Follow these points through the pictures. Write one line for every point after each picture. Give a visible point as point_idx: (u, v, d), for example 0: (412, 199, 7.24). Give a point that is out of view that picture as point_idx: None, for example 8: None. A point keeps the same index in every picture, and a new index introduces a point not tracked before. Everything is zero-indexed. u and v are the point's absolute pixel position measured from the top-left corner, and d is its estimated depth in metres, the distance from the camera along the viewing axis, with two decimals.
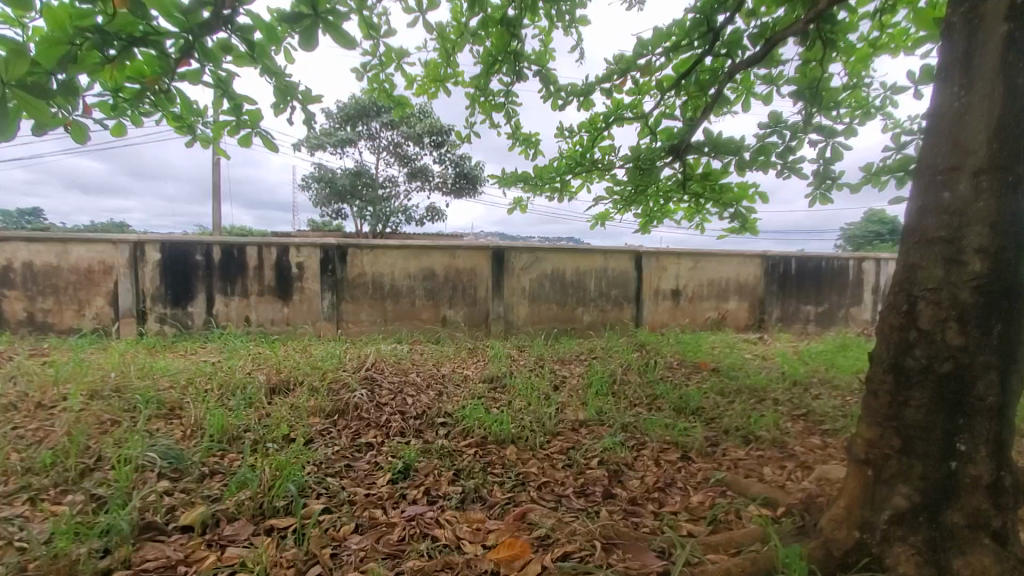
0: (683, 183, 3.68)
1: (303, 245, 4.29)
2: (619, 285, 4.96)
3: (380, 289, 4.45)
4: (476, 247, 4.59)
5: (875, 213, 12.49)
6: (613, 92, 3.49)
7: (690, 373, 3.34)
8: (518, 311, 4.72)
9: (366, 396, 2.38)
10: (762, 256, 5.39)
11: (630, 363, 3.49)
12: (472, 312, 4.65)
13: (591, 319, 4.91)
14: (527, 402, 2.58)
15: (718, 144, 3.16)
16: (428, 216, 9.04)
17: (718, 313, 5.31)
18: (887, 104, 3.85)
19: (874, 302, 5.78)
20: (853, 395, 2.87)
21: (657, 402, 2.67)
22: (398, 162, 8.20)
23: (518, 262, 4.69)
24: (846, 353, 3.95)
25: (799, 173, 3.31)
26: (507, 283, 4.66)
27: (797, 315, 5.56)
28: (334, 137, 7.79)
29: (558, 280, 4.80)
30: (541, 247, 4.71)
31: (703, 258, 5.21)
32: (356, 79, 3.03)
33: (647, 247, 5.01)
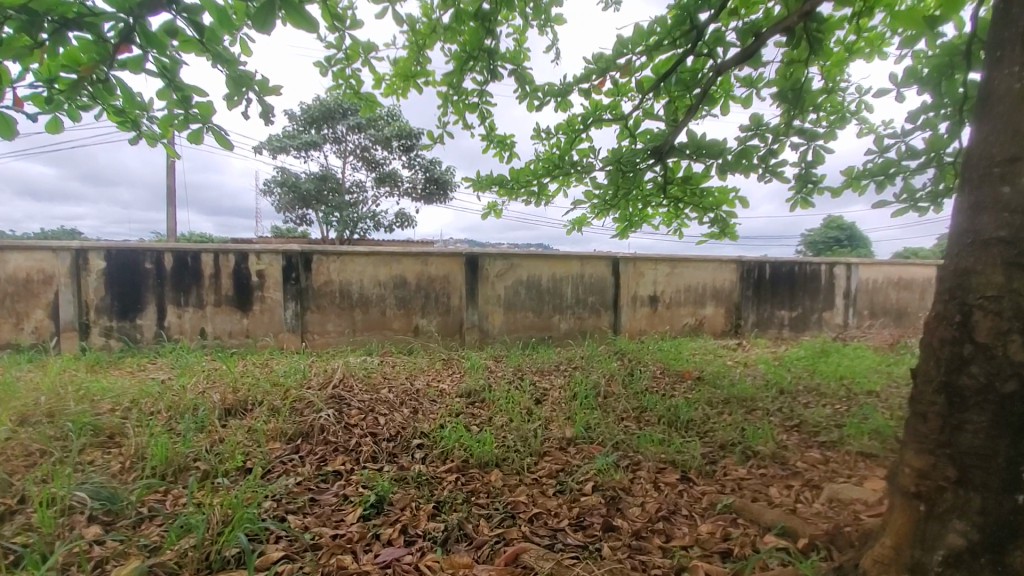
0: (663, 187, 3.59)
1: (263, 252, 4.02)
2: (596, 292, 4.85)
3: (348, 297, 4.21)
4: (449, 253, 4.40)
5: (835, 219, 12.85)
6: (592, 92, 3.33)
7: (675, 382, 3.22)
8: (493, 319, 4.55)
9: (332, 417, 2.17)
10: (738, 261, 5.37)
11: (613, 373, 3.36)
12: (446, 321, 4.45)
13: (569, 327, 4.78)
14: (508, 418, 2.41)
15: (702, 146, 3.00)
16: (398, 222, 8.79)
17: (695, 318, 5.26)
18: (861, 109, 3.85)
19: (846, 307, 5.83)
20: (842, 402, 2.80)
21: (645, 415, 2.53)
22: (365, 167, 7.94)
23: (493, 268, 4.52)
24: (826, 359, 3.91)
25: (780, 176, 3.23)
26: (482, 291, 4.49)
27: (772, 320, 5.56)
28: (299, 139, 7.48)
29: (534, 287, 4.65)
30: (516, 253, 4.55)
31: (679, 263, 5.16)
32: (320, 74, 2.83)
33: (624, 252, 4.91)
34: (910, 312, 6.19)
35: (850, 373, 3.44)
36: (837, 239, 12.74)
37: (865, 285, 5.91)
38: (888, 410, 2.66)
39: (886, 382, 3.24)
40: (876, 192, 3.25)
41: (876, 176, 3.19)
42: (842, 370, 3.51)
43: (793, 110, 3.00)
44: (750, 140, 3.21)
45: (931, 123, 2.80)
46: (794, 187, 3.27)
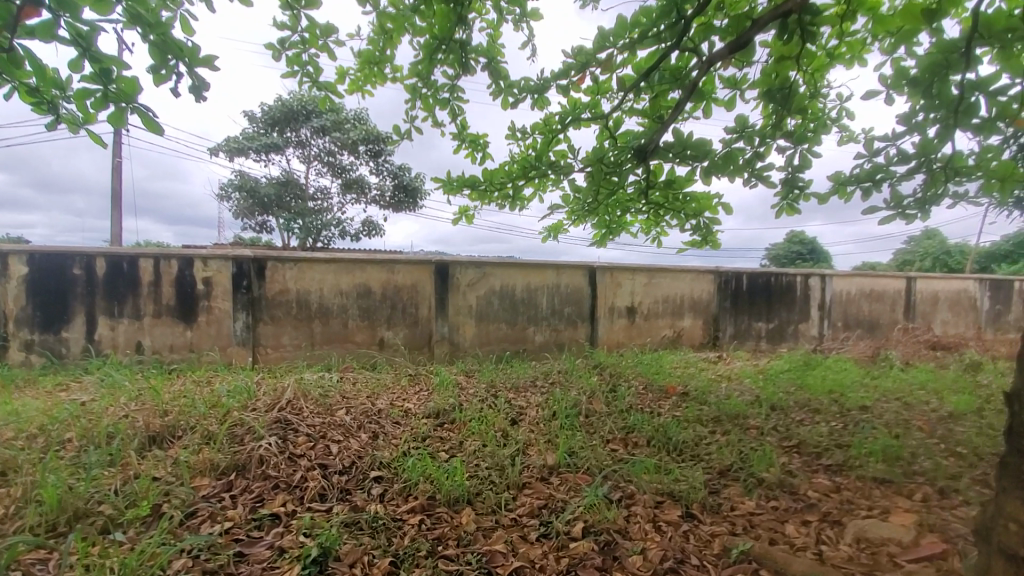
0: (644, 192, 3.41)
1: (211, 257, 3.65)
2: (572, 303, 4.63)
3: (306, 308, 3.87)
4: (417, 261, 4.11)
5: (798, 234, 13.08)
6: (570, 89, 3.11)
7: (660, 399, 3.00)
8: (465, 332, 4.27)
9: (276, 446, 1.85)
10: (716, 272, 5.24)
11: (593, 388, 3.12)
12: (414, 333, 4.15)
13: (544, 339, 4.54)
14: (482, 443, 2.13)
15: (689, 146, 2.75)
16: (364, 231, 8.43)
17: (673, 330, 5.09)
18: (841, 116, 3.76)
19: (821, 318, 5.77)
20: (837, 419, 2.63)
21: (633, 437, 2.29)
22: (331, 172, 7.60)
23: (463, 277, 4.25)
24: (811, 372, 3.77)
25: (766, 181, 3.07)
26: (452, 301, 4.21)
27: (749, 332, 5.44)
28: (258, 141, 7.08)
29: (508, 297, 4.40)
30: (488, 261, 4.30)
31: (656, 273, 4.99)
32: (272, 58, 2.54)
33: (601, 261, 4.72)
34: (882, 324, 6.18)
35: (838, 387, 3.31)
36: (800, 254, 12.95)
37: (839, 297, 5.88)
38: (886, 427, 2.50)
39: (876, 396, 3.11)
40: (863, 199, 3.12)
41: (862, 182, 3.06)
42: (829, 384, 3.37)
43: (782, 112, 2.87)
44: (737, 142, 2.99)
45: (920, 128, 2.66)
46: (780, 192, 3.11)
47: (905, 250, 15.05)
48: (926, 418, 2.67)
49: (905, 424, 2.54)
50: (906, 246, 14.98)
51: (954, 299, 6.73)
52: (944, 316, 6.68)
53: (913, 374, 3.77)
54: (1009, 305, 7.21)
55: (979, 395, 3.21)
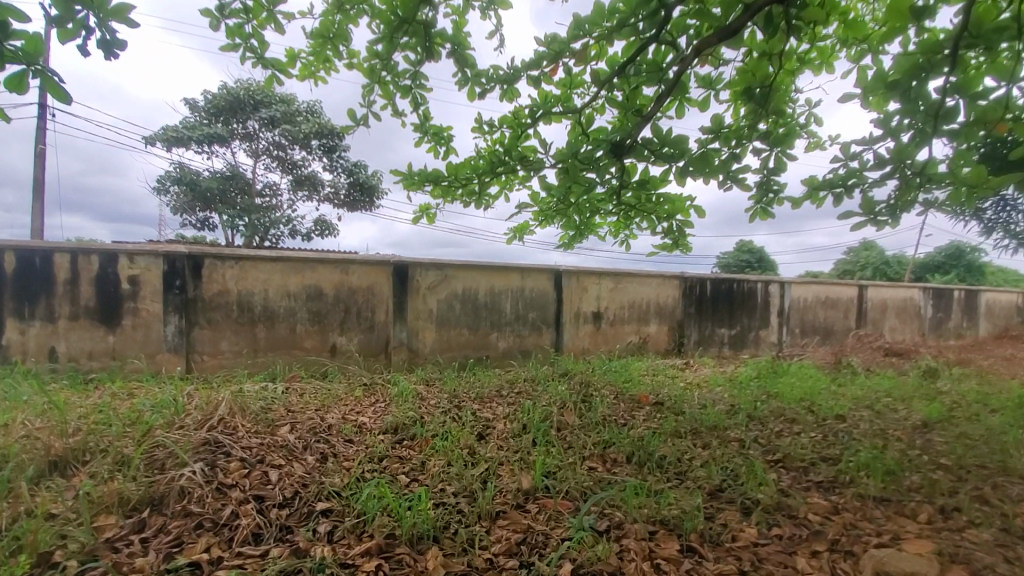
0: (616, 193, 3.25)
1: (139, 253, 3.26)
2: (537, 307, 4.45)
3: (249, 311, 3.52)
4: (373, 262, 3.83)
5: (746, 243, 13.46)
6: (542, 81, 2.91)
7: (632, 409, 2.84)
8: (424, 338, 4.01)
9: (202, 474, 1.56)
10: (681, 277, 5.19)
11: (562, 397, 2.94)
12: (369, 339, 3.85)
13: (508, 346, 4.34)
14: (446, 464, 1.90)
15: (667, 142, 2.57)
16: (317, 231, 8.01)
17: (639, 337, 5.00)
18: (809, 122, 3.74)
19: (780, 325, 5.82)
20: (815, 429, 2.54)
21: (611, 452, 2.11)
22: (281, 167, 7.19)
23: (423, 280, 3.99)
24: (780, 379, 3.72)
25: (741, 183, 2.96)
26: (411, 305, 3.95)
27: (712, 338, 5.41)
28: (200, 131, 6.58)
29: (471, 301, 4.18)
30: (450, 263, 4.06)
31: (623, 278, 4.89)
32: (209, 27, 2.24)
33: (567, 265, 4.56)
34: (836, 331, 6.31)
35: (809, 395, 3.25)
36: (749, 262, 13.32)
37: (797, 304, 5.95)
38: (866, 437, 2.43)
39: (848, 404, 3.06)
40: (835, 205, 3.08)
41: (837, 187, 3.01)
42: (800, 391, 3.31)
43: (761, 111, 2.74)
44: (713, 143, 2.86)
45: (897, 133, 2.63)
46: (754, 196, 3.03)
47: (845, 260, 15.75)
48: (901, 427, 2.62)
49: (884, 434, 2.48)
50: (846, 256, 15.69)
51: (900, 307, 6.97)
52: (891, 322, 6.91)
53: (876, 380, 3.78)
54: (948, 312, 7.56)
55: (943, 401, 3.23)
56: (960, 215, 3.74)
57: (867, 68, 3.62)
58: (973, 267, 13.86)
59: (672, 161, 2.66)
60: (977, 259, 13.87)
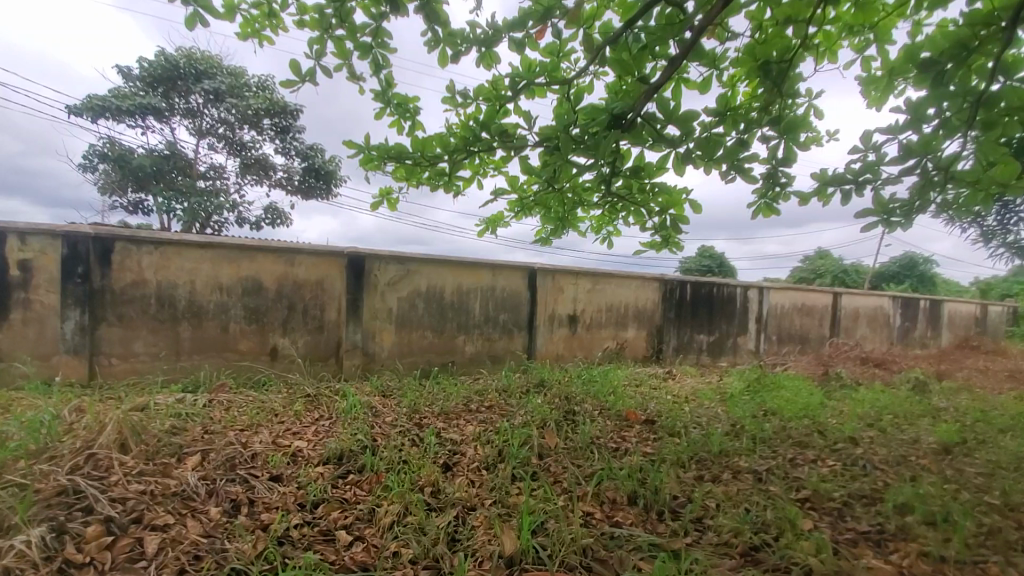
0: (604, 182, 2.87)
1: (31, 233, 2.66)
2: (509, 308, 4.04)
3: (171, 306, 2.98)
4: (324, 252, 3.33)
5: (708, 248, 13.46)
6: (526, 46, 2.50)
7: (623, 429, 2.46)
8: (381, 340, 3.53)
9: (39, 547, 1.12)
10: (660, 280, 4.90)
11: (542, 411, 2.53)
12: (317, 341, 3.35)
13: (475, 350, 3.90)
14: (400, 513, 1.47)
15: (673, 119, 2.20)
16: (268, 219, 7.35)
17: (616, 342, 4.66)
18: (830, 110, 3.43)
19: (758, 332, 5.60)
20: (831, 455, 2.21)
21: (607, 491, 1.72)
22: (227, 148, 6.59)
23: (382, 275, 3.52)
24: (773, 392, 3.43)
25: (747, 175, 2.63)
26: (367, 304, 3.47)
27: (691, 344, 5.13)
28: (133, 102, 5.90)
29: (435, 300, 3.73)
30: (412, 256, 3.60)
31: (600, 279, 4.55)
32: None
33: (542, 263, 4.17)
34: (812, 339, 6.16)
35: (808, 411, 2.95)
36: (710, 267, 13.30)
37: (775, 310, 5.75)
38: (891, 466, 2.11)
39: (853, 423, 2.77)
40: (843, 203, 2.79)
41: (845, 182, 2.71)
42: (799, 407, 3.00)
43: (776, 93, 2.46)
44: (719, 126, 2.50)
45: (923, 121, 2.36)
46: (759, 189, 2.71)
47: (803, 268, 16.01)
48: (922, 451, 2.32)
49: (909, 462, 2.17)
50: (804, 264, 15.94)
51: (871, 315, 6.90)
52: (863, 331, 6.83)
53: (870, 394, 3.53)
54: (914, 321, 7.58)
55: (946, 420, 2.99)
56: (958, 221, 3.53)
57: (870, 60, 3.36)
58: (925, 277, 14.29)
59: (672, 144, 2.29)
60: (929, 269, 14.32)
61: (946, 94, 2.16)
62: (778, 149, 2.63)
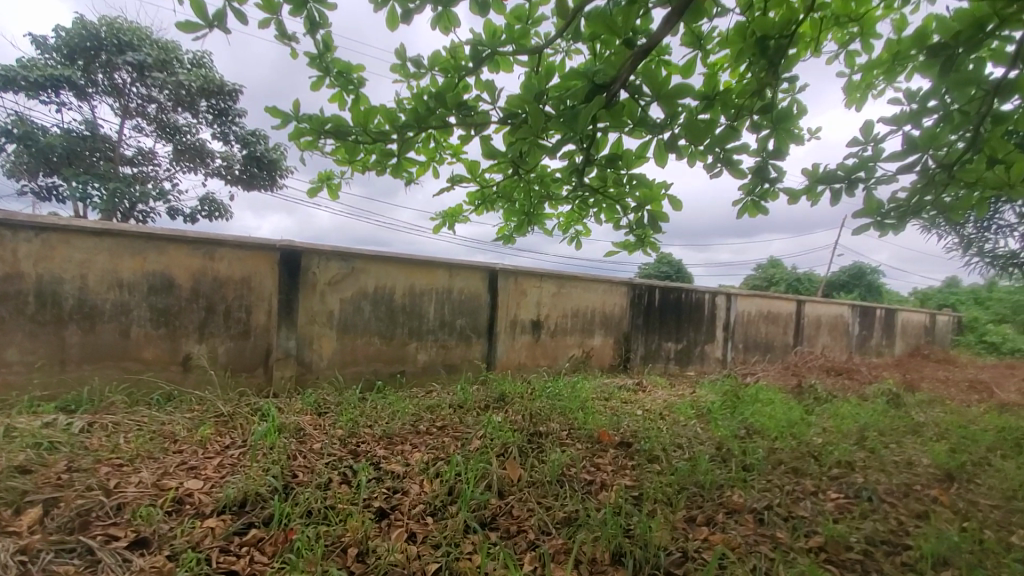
0: (575, 172, 2.53)
1: None
2: (467, 313, 3.67)
3: (57, 306, 2.46)
4: (252, 246, 2.87)
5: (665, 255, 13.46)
6: (490, 8, 2.14)
7: (595, 455, 2.13)
8: (320, 348, 3.09)
9: None
10: (628, 284, 4.63)
11: (503, 433, 2.17)
12: (242, 349, 2.88)
13: (428, 359, 3.50)
14: None
15: (661, 95, 1.84)
16: (204, 211, 6.72)
17: (582, 350, 4.36)
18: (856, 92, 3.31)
19: (725, 339, 5.42)
20: (831, 486, 1.95)
21: (584, 547, 1.39)
22: (157, 130, 5.97)
23: (322, 273, 3.08)
24: (750, 406, 3.18)
25: (735, 168, 2.35)
26: (303, 305, 3.03)
27: (658, 352, 4.88)
28: (43, 73, 5.23)
29: (384, 303, 3.31)
30: (358, 253, 3.18)
31: (566, 282, 4.24)
32: None
33: (504, 263, 3.82)
34: (776, 347, 6.04)
35: (791, 430, 2.70)
36: (667, 273, 13.28)
37: (742, 318, 5.60)
38: (898, 499, 1.86)
39: (840, 444, 2.54)
40: (832, 203, 2.56)
41: (838, 178, 2.46)
42: (781, 425, 2.75)
43: (771, 74, 2.19)
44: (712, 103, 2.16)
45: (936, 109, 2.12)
46: (746, 184, 2.42)
47: (755, 276, 16.29)
48: (925, 478, 2.10)
49: (916, 492, 1.93)
50: (758, 272, 16.22)
51: (831, 324, 6.88)
52: (824, 340, 6.80)
53: (848, 407, 3.34)
54: (871, 330, 7.64)
55: (933, 437, 2.80)
56: (936, 227, 3.40)
57: (854, 55, 3.17)
58: (872, 286, 14.75)
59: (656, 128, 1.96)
60: (876, 278, 14.77)
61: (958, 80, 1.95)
62: (765, 140, 2.34)
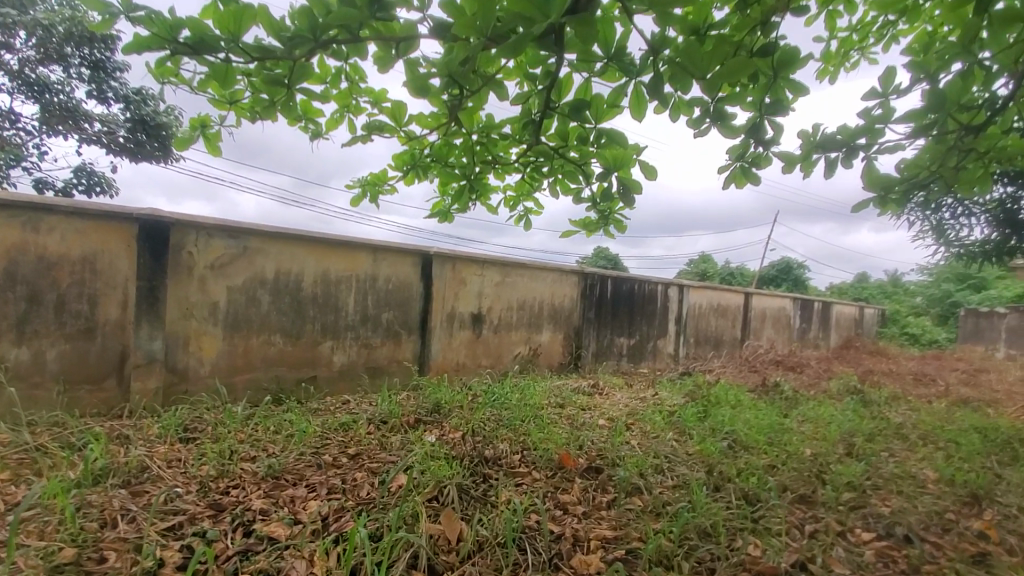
0: (529, 127, 1.99)
1: None
2: (394, 304, 3.06)
3: None
4: (97, 215, 2.13)
5: (605, 249, 13.26)
6: None
7: (558, 490, 1.62)
8: (200, 350, 2.40)
9: None
10: (579, 273, 4.19)
11: (436, 465, 1.62)
12: (86, 353, 2.14)
13: (347, 361, 2.87)
14: None
15: (656, 6, 1.32)
16: (81, 185, 5.66)
17: (528, 348, 3.86)
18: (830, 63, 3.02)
19: (677, 334, 5.10)
20: (855, 521, 1.54)
21: None
22: (18, 84, 4.89)
23: (202, 254, 2.38)
24: (723, 410, 2.79)
25: (727, 126, 1.88)
26: (174, 296, 2.32)
27: (610, 349, 4.47)
28: None
29: (287, 292, 2.65)
30: (251, 228, 2.49)
31: (511, 270, 3.72)
32: None
33: (439, 246, 3.24)
34: (725, 341, 5.82)
35: (777, 442, 2.31)
36: (607, 266, 13.06)
37: (693, 310, 5.31)
38: (942, 539, 1.47)
39: (835, 457, 2.17)
40: (826, 176, 2.17)
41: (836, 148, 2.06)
42: (765, 436, 2.35)
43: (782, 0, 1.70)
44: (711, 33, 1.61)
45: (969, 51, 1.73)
46: (736, 147, 1.98)
47: (689, 270, 16.51)
48: (949, 502, 1.74)
49: (956, 525, 1.55)
50: (692, 266, 16.45)
51: (775, 316, 6.80)
52: (769, 333, 6.69)
53: (821, 408, 3.03)
54: (809, 323, 7.67)
55: (922, 443, 2.51)
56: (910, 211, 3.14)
57: (834, 17, 2.82)
58: (799, 281, 15.28)
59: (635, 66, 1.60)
60: (803, 273, 15.32)
61: (993, 27, 1.54)
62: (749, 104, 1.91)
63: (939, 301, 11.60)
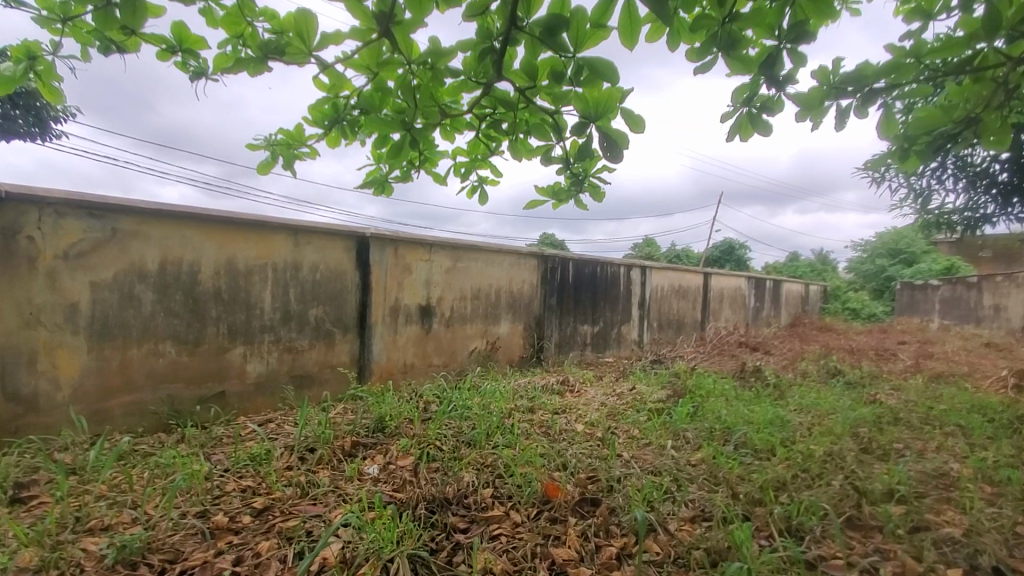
0: (488, 59, 1.46)
1: None
2: (324, 298, 2.53)
3: None
4: None
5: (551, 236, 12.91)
6: None
7: (550, 543, 1.19)
8: (54, 369, 1.78)
9: None
10: (539, 256, 3.77)
11: (378, 523, 1.15)
12: None
13: (265, 371, 2.32)
14: None
15: None
16: None
17: (486, 342, 3.41)
18: None
19: (641, 318, 4.81)
20: (932, 552, 1.21)
21: None
22: None
23: (50, 239, 1.76)
24: (714, 403, 2.46)
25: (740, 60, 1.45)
26: (9, 297, 1.69)
27: (574, 339, 4.09)
28: None
29: (180, 288, 2.07)
30: (123, 204, 1.90)
31: (463, 254, 3.24)
32: None
33: (378, 228, 2.72)
34: (686, 324, 5.60)
35: (786, 441, 1.98)
36: None
37: (656, 293, 5.03)
38: None
39: (856, 456, 1.87)
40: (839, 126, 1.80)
41: (852, 92, 1.69)
42: (773, 434, 2.02)
43: None
44: None
45: None
46: (744, 87, 1.55)
47: (636, 253, 16.51)
48: (1011, 510, 1.47)
49: None
50: (637, 250, 16.46)
51: (732, 296, 6.68)
52: (726, 313, 6.56)
53: (812, 394, 2.77)
54: (762, 302, 7.64)
55: (930, 430, 2.28)
56: None
57: None
58: (740, 261, 15.61)
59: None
60: (743, 254, 15.65)
61: None
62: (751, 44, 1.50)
63: (873, 276, 12.07)
